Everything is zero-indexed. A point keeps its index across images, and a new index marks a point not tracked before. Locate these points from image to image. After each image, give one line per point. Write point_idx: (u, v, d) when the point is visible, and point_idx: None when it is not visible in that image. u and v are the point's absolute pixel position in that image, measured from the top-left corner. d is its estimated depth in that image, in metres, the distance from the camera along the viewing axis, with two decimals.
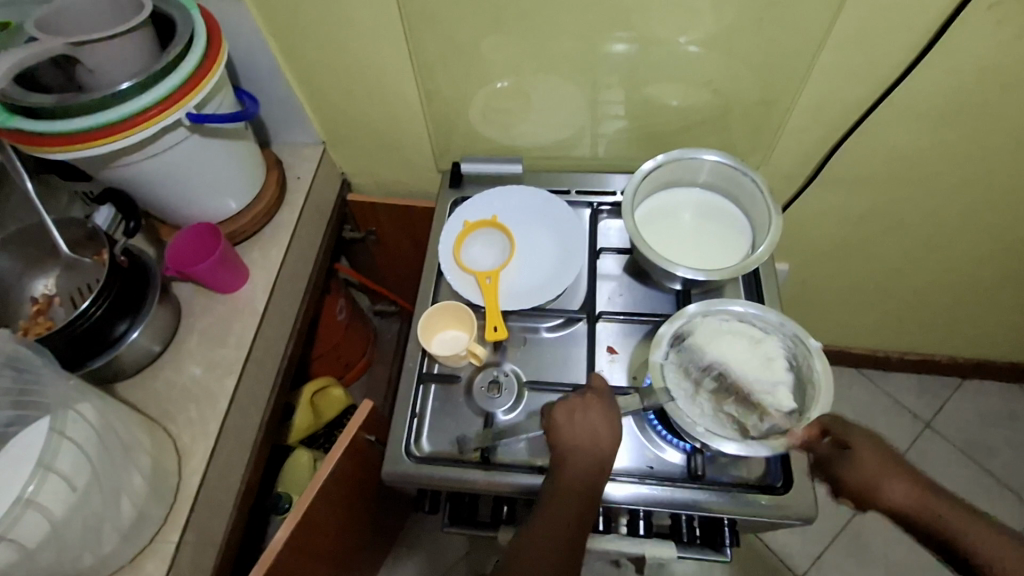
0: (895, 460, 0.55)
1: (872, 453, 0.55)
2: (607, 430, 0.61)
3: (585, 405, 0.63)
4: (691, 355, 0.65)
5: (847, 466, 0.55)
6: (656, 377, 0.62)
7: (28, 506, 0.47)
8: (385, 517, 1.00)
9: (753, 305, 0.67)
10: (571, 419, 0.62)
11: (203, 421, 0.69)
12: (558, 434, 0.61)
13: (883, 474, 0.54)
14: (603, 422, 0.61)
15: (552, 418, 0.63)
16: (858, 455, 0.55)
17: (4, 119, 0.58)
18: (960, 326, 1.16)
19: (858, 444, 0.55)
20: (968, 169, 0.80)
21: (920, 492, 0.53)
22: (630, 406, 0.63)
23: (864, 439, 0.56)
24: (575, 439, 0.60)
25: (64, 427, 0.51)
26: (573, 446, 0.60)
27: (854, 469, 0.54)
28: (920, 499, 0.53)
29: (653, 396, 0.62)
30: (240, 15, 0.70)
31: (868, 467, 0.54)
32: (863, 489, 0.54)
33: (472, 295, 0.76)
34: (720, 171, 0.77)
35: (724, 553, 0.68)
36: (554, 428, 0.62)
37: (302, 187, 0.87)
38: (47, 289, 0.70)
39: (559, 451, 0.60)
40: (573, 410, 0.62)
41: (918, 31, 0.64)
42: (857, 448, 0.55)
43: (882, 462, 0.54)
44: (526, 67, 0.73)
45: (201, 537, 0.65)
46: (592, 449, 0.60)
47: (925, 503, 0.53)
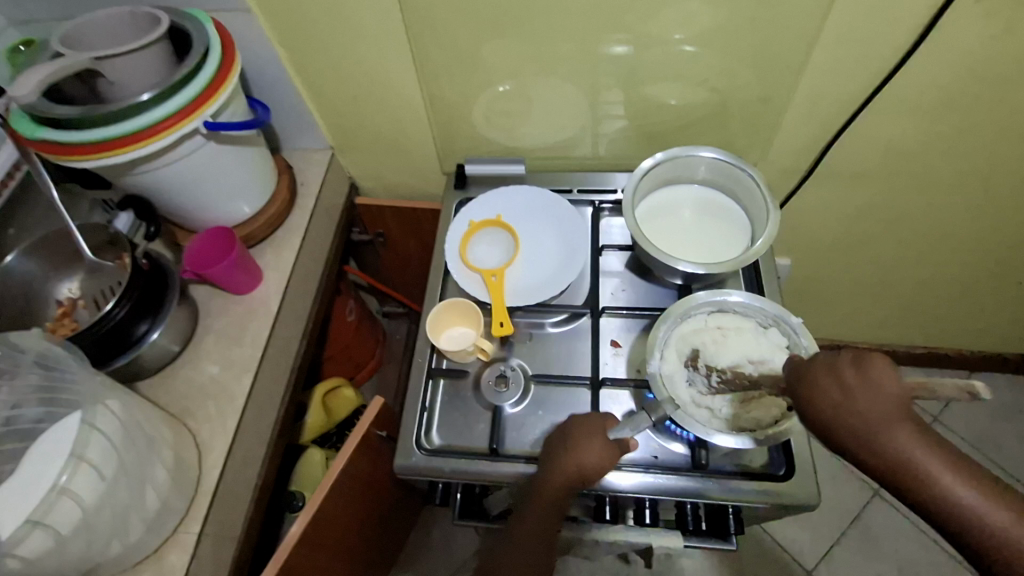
0: (884, 403, 0.45)
1: (859, 385, 0.46)
2: (600, 463, 0.61)
3: (591, 435, 0.62)
4: (683, 358, 0.67)
5: (818, 395, 0.47)
6: (658, 389, 0.63)
7: (62, 493, 0.49)
8: (397, 514, 1.02)
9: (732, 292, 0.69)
10: (568, 445, 0.62)
11: (222, 417, 0.71)
12: (553, 455, 0.63)
13: (862, 408, 0.45)
14: (602, 455, 0.61)
15: (563, 430, 0.65)
16: (834, 385, 0.47)
17: (32, 129, 0.61)
18: (963, 319, 1.17)
19: (823, 374, 0.48)
20: (964, 162, 0.81)
21: (906, 436, 0.44)
22: (639, 424, 0.63)
23: (843, 367, 0.47)
24: (561, 464, 0.61)
25: (94, 419, 0.54)
26: (555, 472, 0.61)
27: (830, 400, 0.47)
28: (908, 444, 0.44)
29: (659, 409, 0.63)
30: (253, 27, 0.73)
31: (842, 402, 0.46)
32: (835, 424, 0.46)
33: (479, 293, 0.78)
34: (717, 168, 0.78)
35: (731, 542, 0.70)
36: (564, 438, 0.63)
37: (312, 191, 0.90)
38: (72, 292, 0.73)
39: (545, 471, 0.62)
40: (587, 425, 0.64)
41: (908, 25, 0.65)
42: (839, 378, 0.47)
43: (867, 394, 0.45)
44: (527, 70, 0.76)
45: (220, 529, 0.68)
46: (575, 477, 0.61)
47: (914, 450, 0.44)
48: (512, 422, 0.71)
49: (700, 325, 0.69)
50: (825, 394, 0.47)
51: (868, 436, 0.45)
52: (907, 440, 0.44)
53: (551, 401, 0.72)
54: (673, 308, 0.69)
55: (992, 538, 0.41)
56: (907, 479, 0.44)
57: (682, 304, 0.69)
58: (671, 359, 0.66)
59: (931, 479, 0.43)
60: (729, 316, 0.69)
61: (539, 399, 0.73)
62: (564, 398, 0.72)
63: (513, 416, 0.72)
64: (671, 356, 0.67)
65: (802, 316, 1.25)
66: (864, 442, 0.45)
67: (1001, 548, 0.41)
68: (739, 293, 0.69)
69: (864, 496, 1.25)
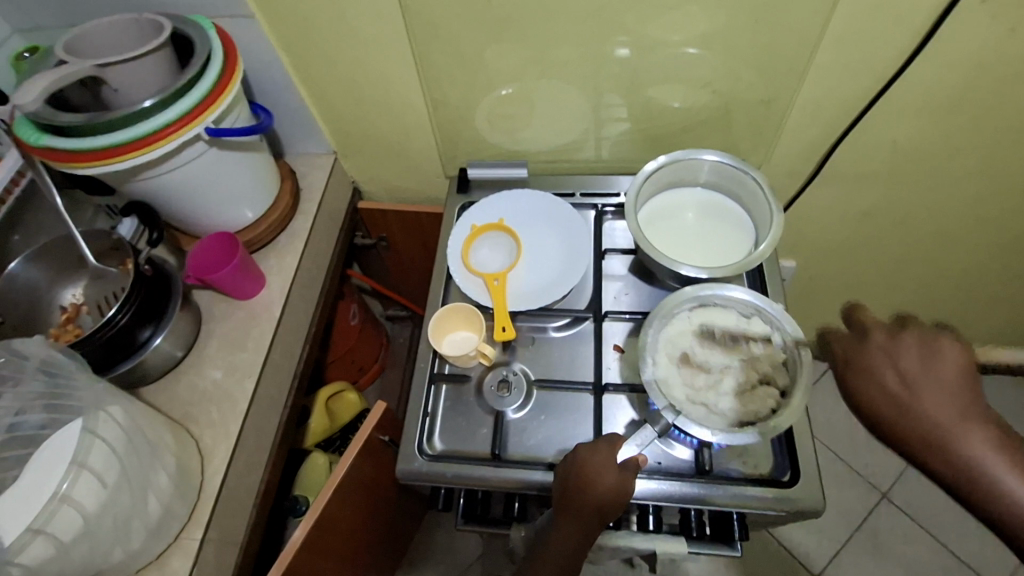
0: (945, 385, 0.45)
1: (919, 366, 0.47)
2: (617, 498, 0.58)
3: (604, 468, 0.59)
4: (673, 360, 0.66)
5: (875, 376, 0.48)
6: (657, 395, 0.62)
7: (63, 501, 0.50)
8: (399, 518, 1.02)
9: (711, 286, 0.69)
10: (581, 483, 0.59)
11: (225, 422, 0.71)
12: (568, 492, 0.60)
13: (919, 385, 0.46)
14: (617, 489, 0.59)
15: (569, 462, 0.62)
16: (892, 365, 0.48)
17: (35, 137, 0.61)
18: (973, 322, 1.16)
19: (880, 352, 0.49)
20: (973, 163, 0.80)
21: (967, 421, 0.44)
22: (645, 440, 0.63)
23: (902, 349, 0.48)
24: (578, 503, 0.59)
25: (96, 426, 0.54)
26: (573, 511, 0.59)
27: (888, 380, 0.47)
28: (966, 429, 0.44)
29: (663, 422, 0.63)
30: (255, 33, 0.73)
31: (898, 382, 0.47)
32: (888, 401, 0.46)
33: (481, 297, 0.78)
34: (721, 170, 0.78)
35: (735, 548, 0.68)
36: (572, 475, 0.60)
37: (315, 196, 0.90)
38: (75, 298, 0.73)
39: (562, 510, 0.60)
40: (592, 458, 0.60)
41: (914, 26, 0.65)
42: (897, 358, 0.48)
43: (929, 375, 0.46)
44: (528, 74, 0.75)
45: (223, 535, 0.68)
46: (595, 515, 0.59)
47: (972, 435, 0.43)
48: (514, 427, 0.71)
49: (687, 324, 0.69)
50: (882, 374, 0.48)
51: (926, 417, 0.45)
52: (967, 423, 0.44)
53: (554, 406, 0.72)
54: (658, 310, 0.68)
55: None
56: (964, 465, 0.43)
57: (665, 306, 0.68)
58: (662, 363, 0.66)
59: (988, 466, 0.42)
60: (711, 310, 0.69)
61: (542, 403, 0.72)
62: (567, 403, 0.72)
63: (515, 422, 0.71)
64: (661, 360, 0.66)
65: (808, 318, 1.24)
66: (922, 424, 0.45)
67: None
68: (715, 285, 0.69)
69: (872, 499, 1.24)
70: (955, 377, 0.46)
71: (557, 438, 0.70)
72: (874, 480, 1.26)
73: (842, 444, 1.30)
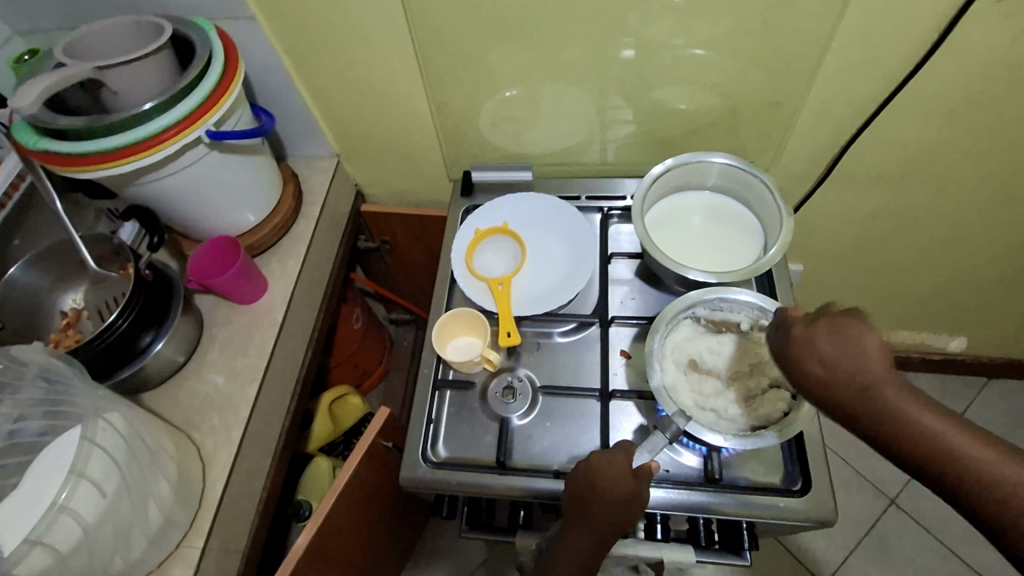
0: (863, 365, 0.44)
1: (837, 351, 0.46)
2: (634, 505, 0.58)
3: (619, 478, 0.58)
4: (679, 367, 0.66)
5: (802, 371, 0.47)
6: (667, 401, 0.61)
7: (62, 511, 0.49)
8: (403, 524, 1.00)
9: (717, 291, 0.66)
10: (596, 494, 0.58)
11: (227, 429, 0.70)
12: (585, 502, 0.58)
13: (840, 371, 0.45)
14: (633, 496, 0.58)
15: (580, 471, 0.60)
16: (814, 358, 0.46)
17: (34, 141, 0.60)
18: (983, 325, 1.14)
19: (804, 340, 0.48)
20: (985, 164, 0.79)
21: (894, 401, 0.43)
22: (656, 445, 0.62)
23: (819, 336, 0.47)
24: (595, 514, 0.58)
25: (95, 435, 0.53)
26: (590, 523, 0.58)
27: (813, 372, 0.46)
28: (896, 410, 0.43)
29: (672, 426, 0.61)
30: (257, 35, 0.73)
31: (824, 374, 0.46)
32: (817, 392, 0.46)
33: (486, 302, 0.77)
34: (729, 174, 0.77)
35: (743, 557, 0.68)
36: (587, 484, 0.59)
37: (318, 199, 0.89)
38: (76, 303, 0.72)
39: (576, 522, 0.59)
40: (607, 467, 0.59)
41: (927, 26, 0.63)
42: (815, 346, 0.47)
43: (848, 360, 0.45)
44: (533, 76, 0.74)
45: (224, 544, 0.67)
46: (612, 525, 0.58)
47: (903, 414, 0.43)
48: (519, 434, 0.70)
49: (693, 330, 0.68)
50: (806, 368, 0.47)
51: (856, 406, 0.44)
52: (894, 403, 0.43)
53: (559, 413, 0.71)
54: (663, 316, 0.66)
55: (997, 499, 0.39)
56: (902, 445, 0.43)
57: (671, 311, 0.66)
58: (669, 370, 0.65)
59: (923, 444, 0.42)
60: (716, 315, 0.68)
61: (548, 410, 0.71)
62: (573, 410, 0.71)
63: (520, 429, 0.70)
64: (668, 367, 0.65)
65: None
66: (856, 412, 0.44)
67: (1010, 511, 0.39)
68: (715, 289, 0.67)
69: (880, 505, 1.22)
70: (873, 353, 0.44)
71: (563, 445, 0.69)
72: (882, 486, 1.24)
73: (849, 449, 1.29)
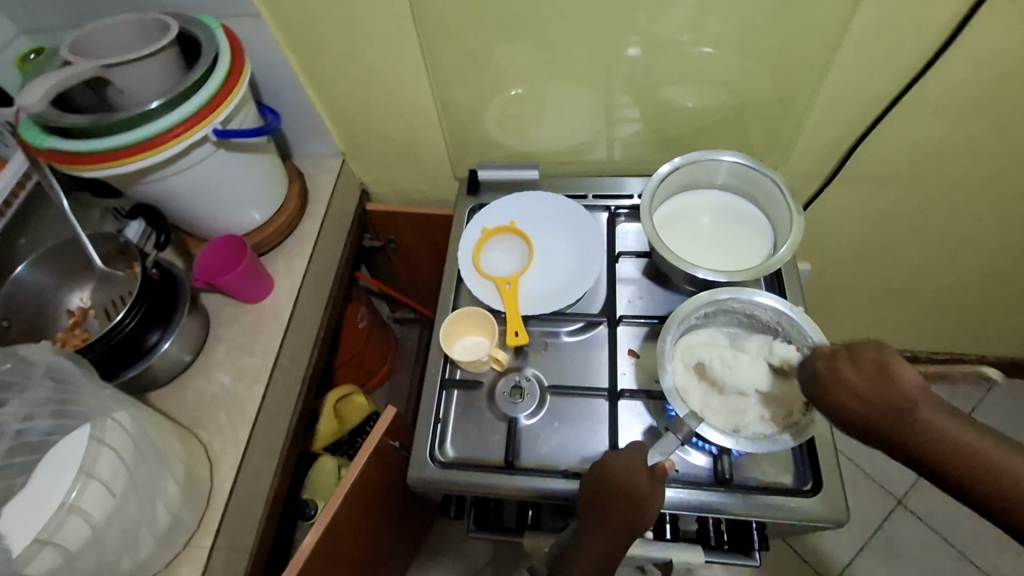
0: (898, 393, 0.44)
1: (867, 380, 0.46)
2: (651, 506, 0.57)
3: (636, 476, 0.58)
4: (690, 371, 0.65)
5: (839, 407, 0.46)
6: (680, 405, 0.60)
7: (71, 511, 0.49)
8: (409, 524, 1.00)
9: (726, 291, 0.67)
10: (613, 491, 0.58)
11: (234, 428, 0.70)
12: (599, 496, 0.59)
13: (875, 402, 0.45)
14: (650, 497, 0.58)
15: (596, 467, 0.61)
16: (846, 392, 0.46)
17: (40, 139, 0.60)
18: (991, 324, 1.13)
19: (832, 373, 0.47)
20: (996, 163, 0.78)
21: (936, 425, 0.43)
22: (669, 446, 0.61)
23: (845, 368, 0.47)
24: (612, 512, 0.57)
25: (103, 434, 0.53)
26: (607, 523, 0.57)
27: (850, 406, 0.46)
28: (940, 432, 0.43)
29: (683, 427, 0.60)
30: (263, 33, 0.72)
31: (862, 407, 0.45)
32: (856, 425, 0.46)
33: (493, 301, 0.76)
34: (738, 172, 0.76)
35: (754, 556, 0.67)
36: (601, 478, 0.59)
37: (323, 198, 0.89)
38: (82, 302, 0.72)
39: (593, 521, 0.58)
40: (620, 462, 0.59)
41: (939, 23, 0.63)
42: (845, 377, 0.47)
43: (879, 386, 0.45)
44: (540, 74, 0.74)
45: (232, 543, 0.66)
46: (629, 527, 0.57)
47: (947, 436, 0.43)
48: (527, 434, 0.70)
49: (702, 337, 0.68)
50: (840, 402, 0.46)
51: (900, 434, 0.44)
52: (938, 425, 0.43)
53: (568, 413, 0.71)
54: (672, 318, 0.66)
55: None
56: (956, 469, 0.42)
57: (681, 314, 0.66)
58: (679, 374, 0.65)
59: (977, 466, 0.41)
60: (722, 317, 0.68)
61: (556, 410, 0.71)
62: (581, 410, 0.71)
63: (528, 428, 0.70)
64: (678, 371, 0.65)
65: (821, 321, 1.22)
66: (903, 441, 0.44)
67: None
68: (731, 289, 0.67)
69: (886, 505, 1.22)
70: (905, 379, 0.44)
71: (571, 445, 0.68)
72: (889, 485, 1.24)
73: (856, 449, 1.28)
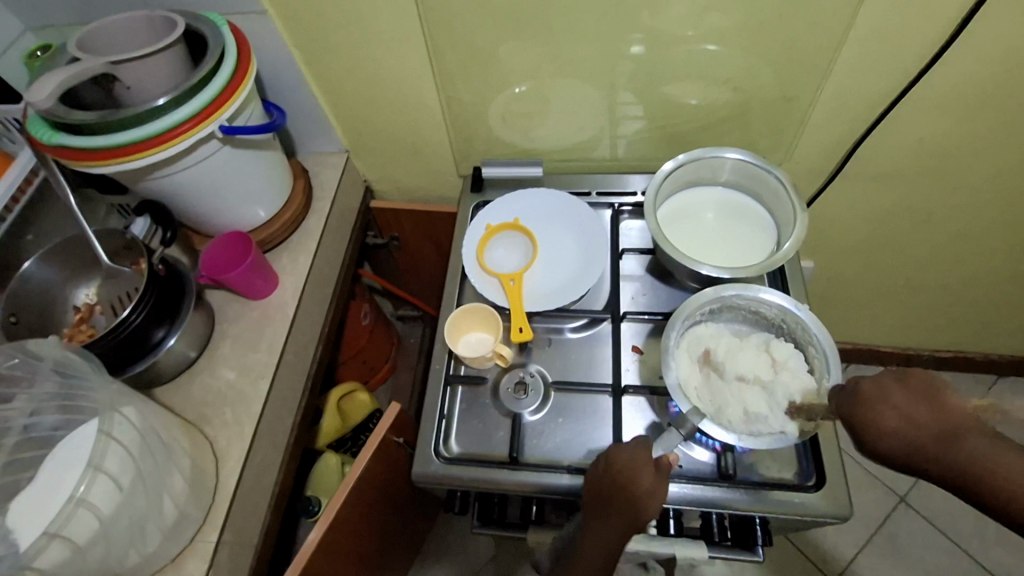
0: (939, 416, 0.46)
1: (911, 402, 0.47)
2: (654, 501, 0.57)
3: (641, 469, 0.58)
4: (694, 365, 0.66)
5: (882, 423, 0.47)
6: (683, 400, 0.60)
7: (79, 505, 0.49)
8: (413, 520, 1.01)
9: (731, 288, 0.67)
10: (617, 483, 0.58)
11: (239, 424, 0.70)
12: (604, 490, 0.59)
13: (920, 422, 0.47)
14: (653, 492, 0.57)
15: (603, 461, 0.61)
16: (891, 407, 0.48)
17: (48, 135, 0.60)
18: (994, 322, 1.14)
19: (876, 392, 0.49)
20: (999, 160, 0.78)
21: (977, 446, 0.45)
22: (672, 442, 0.62)
23: (889, 387, 0.49)
24: (614, 503, 0.58)
25: (111, 429, 0.53)
26: (610, 513, 0.58)
27: (892, 425, 0.47)
28: (982, 454, 0.44)
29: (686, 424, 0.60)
30: (269, 30, 0.72)
31: (905, 422, 0.47)
32: (897, 445, 0.47)
33: (497, 298, 0.77)
34: (742, 169, 0.76)
35: (756, 553, 0.68)
36: (607, 472, 0.59)
37: (328, 195, 0.89)
38: (89, 299, 0.73)
39: (597, 511, 0.59)
40: (627, 458, 0.59)
41: (943, 20, 0.63)
42: (889, 397, 0.48)
43: (925, 407, 0.47)
44: (544, 71, 0.74)
45: (237, 537, 0.67)
46: (631, 519, 0.57)
47: (993, 460, 0.44)
48: (531, 430, 0.70)
49: (709, 329, 0.69)
50: (885, 420, 0.47)
51: (943, 455, 0.45)
52: (979, 447, 0.45)
53: (572, 409, 0.71)
54: (678, 312, 0.67)
55: None
56: (994, 491, 0.43)
57: (688, 307, 0.67)
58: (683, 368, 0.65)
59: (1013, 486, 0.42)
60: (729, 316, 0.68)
61: (560, 406, 0.71)
62: (585, 406, 0.71)
63: (532, 424, 0.70)
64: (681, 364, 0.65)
65: (824, 319, 1.22)
66: (949, 461, 0.45)
67: None
68: (736, 286, 0.67)
69: (889, 503, 1.22)
70: (945, 404, 0.47)
71: (575, 441, 0.69)
72: (892, 483, 1.24)
73: None
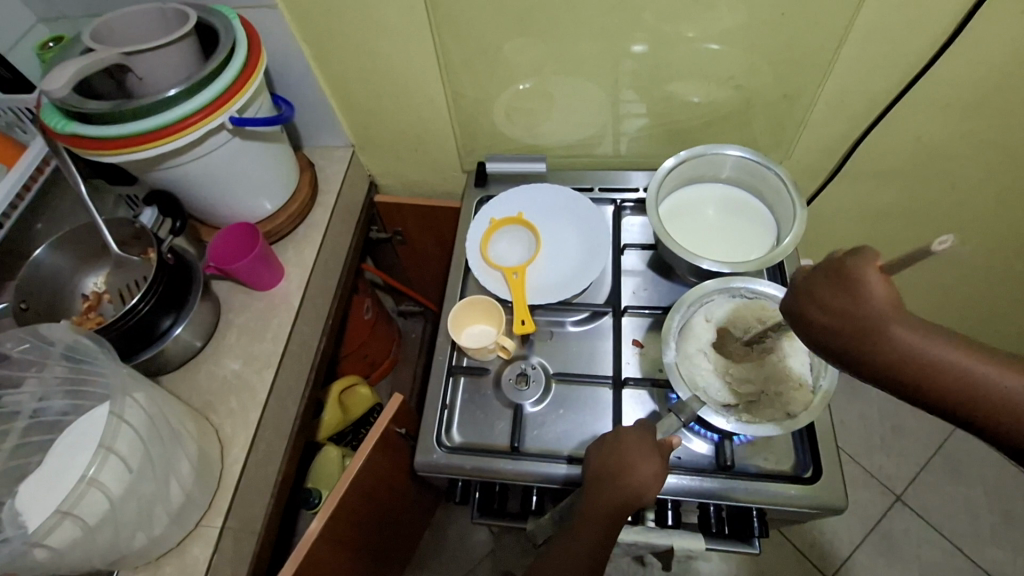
0: (883, 305, 0.40)
1: (842, 300, 0.40)
2: (652, 490, 0.57)
3: (646, 457, 0.59)
4: (700, 342, 0.67)
5: (858, 313, 0.40)
6: (683, 388, 0.62)
7: (90, 484, 0.50)
8: (413, 513, 1.02)
9: (742, 279, 0.69)
10: (618, 466, 0.59)
11: (244, 411, 0.71)
12: (605, 472, 0.59)
13: (865, 318, 0.40)
14: (655, 481, 0.58)
15: (610, 442, 0.61)
16: (854, 297, 0.40)
17: (63, 124, 0.61)
18: (991, 325, 1.15)
19: (817, 289, 0.42)
20: (997, 162, 0.79)
21: (947, 340, 0.39)
22: (670, 426, 0.62)
23: (850, 288, 0.40)
24: (615, 485, 0.58)
25: (123, 411, 0.54)
26: (609, 494, 0.58)
27: (822, 323, 0.41)
28: (923, 351, 0.39)
29: (687, 409, 0.61)
30: (279, 24, 0.73)
31: (876, 324, 0.39)
32: (837, 344, 0.41)
33: (499, 291, 0.78)
34: (743, 167, 0.78)
35: (754, 545, 0.69)
36: (611, 454, 0.60)
37: (333, 188, 0.90)
38: (97, 287, 0.74)
39: (596, 492, 0.59)
40: (634, 446, 0.60)
41: (942, 21, 0.64)
42: (822, 298, 0.41)
43: (857, 300, 0.40)
44: (549, 68, 0.75)
45: (241, 524, 0.68)
46: (628, 504, 0.57)
47: (934, 355, 0.39)
48: (532, 421, 0.71)
49: (727, 304, 0.69)
50: (829, 323, 0.41)
51: (873, 353, 0.40)
52: (919, 342, 0.39)
53: (572, 400, 0.72)
54: (683, 298, 0.69)
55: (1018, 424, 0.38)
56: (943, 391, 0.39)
57: (702, 289, 0.69)
58: (687, 347, 0.66)
59: (970, 386, 0.38)
60: (739, 303, 0.69)
61: (561, 397, 0.72)
62: (585, 398, 0.72)
63: (533, 415, 0.71)
64: (687, 343, 0.67)
65: None
66: (889, 358, 0.39)
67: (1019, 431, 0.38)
68: (744, 278, 0.69)
69: (886, 502, 1.23)
70: (887, 293, 0.40)
71: (576, 432, 0.70)
72: (888, 482, 1.25)
73: (856, 447, 1.29)
